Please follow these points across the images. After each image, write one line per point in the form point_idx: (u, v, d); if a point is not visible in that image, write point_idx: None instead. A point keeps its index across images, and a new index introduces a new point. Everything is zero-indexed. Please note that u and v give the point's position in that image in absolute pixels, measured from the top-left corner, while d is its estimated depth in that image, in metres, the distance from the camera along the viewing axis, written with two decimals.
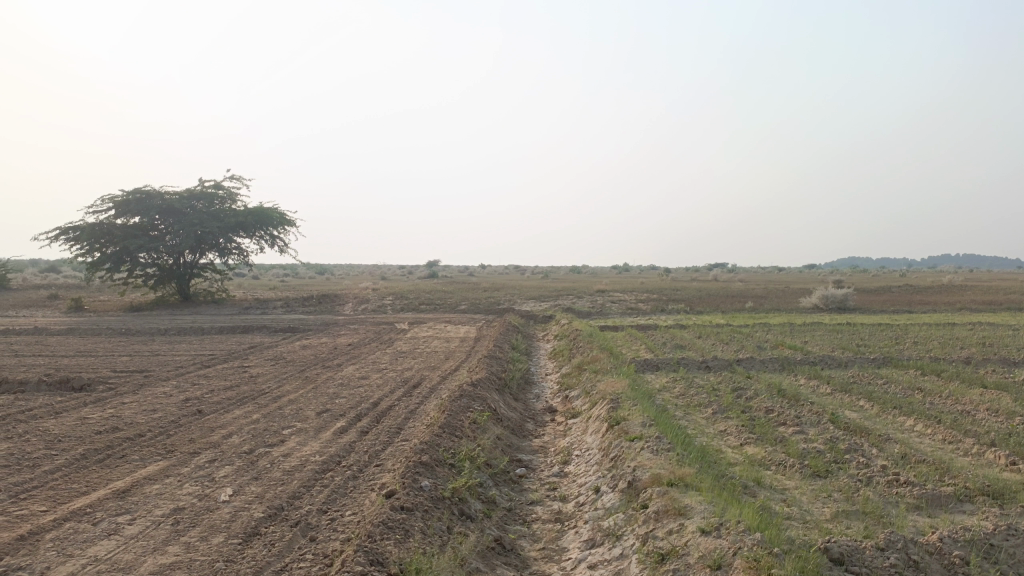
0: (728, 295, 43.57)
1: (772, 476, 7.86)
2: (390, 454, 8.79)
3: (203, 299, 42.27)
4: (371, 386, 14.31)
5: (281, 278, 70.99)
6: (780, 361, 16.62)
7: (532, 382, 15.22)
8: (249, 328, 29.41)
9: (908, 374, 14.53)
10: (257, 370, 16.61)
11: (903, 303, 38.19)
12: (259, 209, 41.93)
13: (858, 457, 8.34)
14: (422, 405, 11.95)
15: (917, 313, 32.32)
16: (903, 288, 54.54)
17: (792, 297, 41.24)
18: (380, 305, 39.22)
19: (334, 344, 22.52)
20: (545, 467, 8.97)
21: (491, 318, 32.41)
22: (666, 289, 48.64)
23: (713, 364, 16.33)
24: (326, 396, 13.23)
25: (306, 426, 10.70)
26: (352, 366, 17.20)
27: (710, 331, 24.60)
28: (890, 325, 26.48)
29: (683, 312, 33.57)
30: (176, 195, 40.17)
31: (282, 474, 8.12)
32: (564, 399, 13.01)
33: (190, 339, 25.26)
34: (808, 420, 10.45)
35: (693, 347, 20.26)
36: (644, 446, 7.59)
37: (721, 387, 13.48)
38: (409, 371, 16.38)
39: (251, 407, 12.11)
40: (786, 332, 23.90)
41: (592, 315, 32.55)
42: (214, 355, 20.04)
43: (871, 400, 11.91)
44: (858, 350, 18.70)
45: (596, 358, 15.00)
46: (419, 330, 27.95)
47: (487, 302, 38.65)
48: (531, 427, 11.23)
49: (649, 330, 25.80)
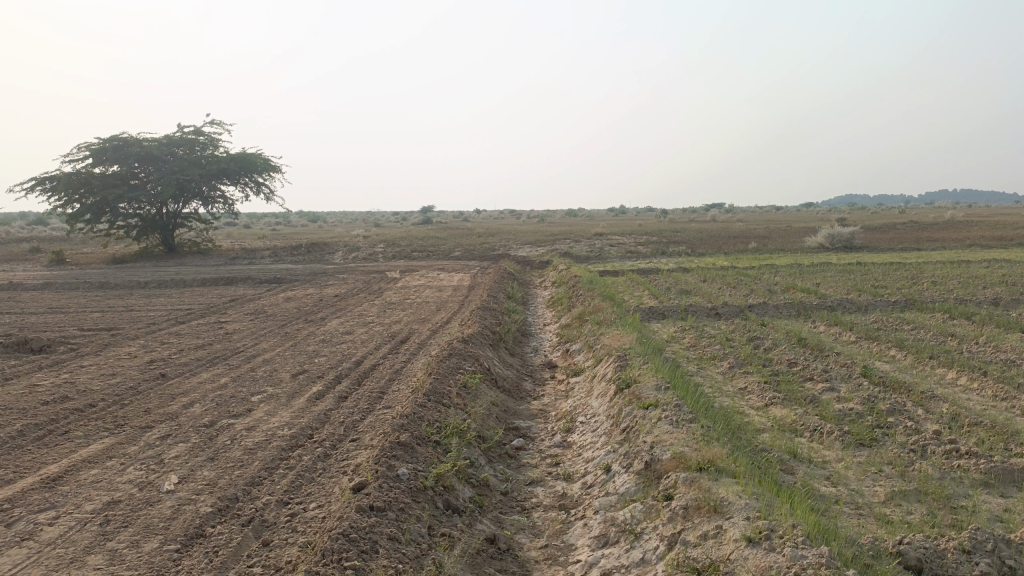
0: (729, 236, 42.39)
1: (808, 448, 6.78)
2: (369, 425, 7.69)
3: (189, 249, 40.93)
4: (355, 343, 13.19)
5: (271, 227, 69.40)
6: (795, 306, 15.49)
7: (530, 335, 14.10)
8: (233, 279, 28.18)
9: (936, 318, 13.44)
10: (234, 326, 15.47)
11: (909, 241, 37.02)
12: (242, 155, 40.27)
13: (904, 422, 7.27)
14: (409, 365, 10.83)
15: (925, 251, 31.23)
16: (907, 224, 53.26)
17: (796, 237, 40.00)
18: (371, 253, 37.92)
19: (321, 296, 21.35)
20: (545, 438, 7.88)
21: (485, 264, 31.24)
22: (665, 231, 47.34)
23: (723, 311, 15.22)
24: (304, 355, 12.11)
25: (277, 391, 9.59)
26: (336, 320, 16.07)
27: (715, 275, 23.44)
28: (901, 264, 25.36)
29: (684, 255, 32.37)
30: (155, 142, 38.47)
31: (241, 453, 7.01)
32: (565, 355, 11.90)
33: (169, 292, 24.05)
34: (837, 375, 9.37)
35: (699, 292, 19.11)
36: (661, 416, 6.47)
37: (735, 337, 12.38)
38: (397, 324, 15.24)
39: (220, 370, 10.98)
40: (795, 274, 22.77)
41: (590, 260, 31.41)
42: (191, 310, 18.86)
43: (902, 349, 10.83)
44: (875, 292, 17.58)
45: (599, 306, 13.86)
46: (411, 278, 26.81)
47: (481, 248, 37.37)
48: (529, 387, 10.15)
49: (651, 275, 24.64)
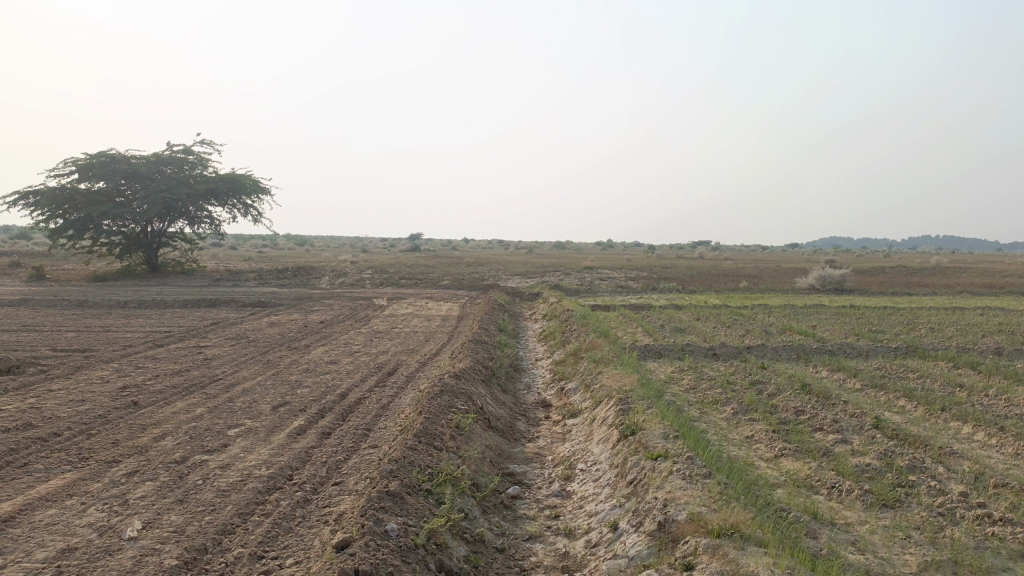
0: (719, 274, 42.22)
1: (828, 508, 6.30)
2: (354, 467, 7.15)
3: (172, 269, 40.20)
4: (340, 373, 12.62)
5: (257, 249, 68.60)
6: (795, 349, 15.08)
7: (522, 370, 13.58)
8: (216, 301, 27.53)
9: (940, 366, 13.08)
10: (214, 351, 14.85)
11: (899, 285, 36.95)
12: (231, 175, 39.81)
13: (927, 481, 6.81)
14: (397, 400, 10.27)
15: (917, 296, 31.09)
16: (895, 268, 53.40)
17: (786, 277, 39.91)
18: (358, 279, 37.37)
19: (306, 322, 20.77)
20: (542, 485, 7.35)
21: (474, 294, 30.78)
22: (654, 266, 47.14)
23: (721, 352, 14.79)
24: (287, 385, 11.54)
25: (255, 424, 9.01)
26: (321, 348, 15.49)
27: (708, 313, 23.08)
28: (895, 308, 25.13)
29: (675, 292, 32.06)
30: (144, 159, 37.97)
31: (214, 495, 6.44)
32: (561, 393, 11.39)
33: (149, 313, 23.36)
34: (849, 427, 8.92)
35: (693, 330, 18.70)
36: (672, 469, 5.99)
37: (736, 380, 11.92)
38: (384, 354, 14.68)
39: (196, 400, 10.38)
40: (790, 315, 22.44)
41: (580, 293, 31.04)
42: (170, 333, 18.19)
43: (911, 399, 10.43)
44: (873, 337, 17.23)
45: (594, 343, 13.40)
46: (398, 306, 26.28)
47: (470, 277, 36.93)
48: (523, 428, 9.64)
49: (643, 311, 24.25)
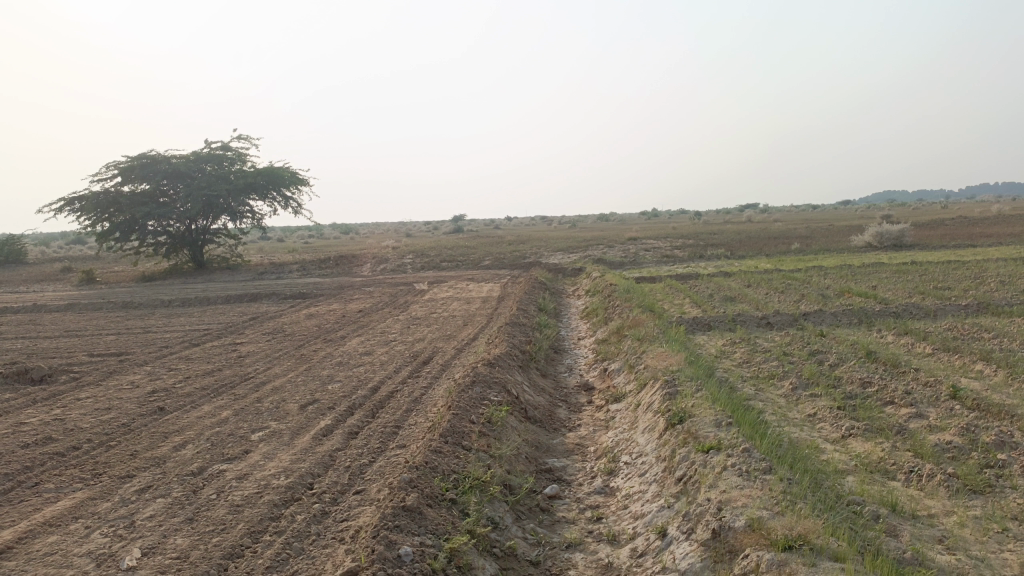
0: (769, 237, 40.74)
1: (907, 497, 5.50)
2: (378, 472, 6.62)
3: (218, 265, 40.48)
4: (373, 365, 12.14)
5: (301, 241, 68.90)
6: (856, 312, 14.07)
7: (563, 352, 12.91)
8: (257, 295, 27.45)
9: (1018, 323, 11.99)
10: (248, 348, 14.54)
11: (962, 237, 35.09)
12: (268, 168, 39.79)
13: (1022, 459, 5.95)
14: (429, 392, 9.72)
15: (982, 247, 29.39)
16: (956, 220, 50.83)
17: (841, 236, 38.21)
18: (399, 264, 37.07)
19: (345, 311, 20.44)
20: (584, 482, 6.70)
21: (516, 273, 30.16)
22: (700, 233, 45.77)
23: (775, 320, 13.86)
24: (317, 381, 11.11)
25: (280, 427, 8.55)
26: (357, 339, 15.06)
27: (759, 279, 22.01)
28: (961, 262, 23.66)
29: (723, 258, 30.90)
30: (182, 158, 38.11)
31: (226, 513, 5.99)
32: (604, 375, 10.70)
33: (191, 311, 23.31)
34: (923, 399, 8.02)
35: (744, 298, 17.73)
36: (726, 465, 5.28)
37: (793, 351, 11.06)
38: (420, 342, 14.17)
39: (223, 402, 10.00)
40: (847, 276, 21.25)
41: (625, 266, 30.17)
42: (208, 331, 17.99)
43: (991, 362, 9.45)
44: (940, 294, 16.05)
45: (638, 318, 12.65)
46: (439, 290, 25.81)
47: (511, 256, 36.29)
48: (563, 415, 8.99)
49: (689, 281, 23.28)
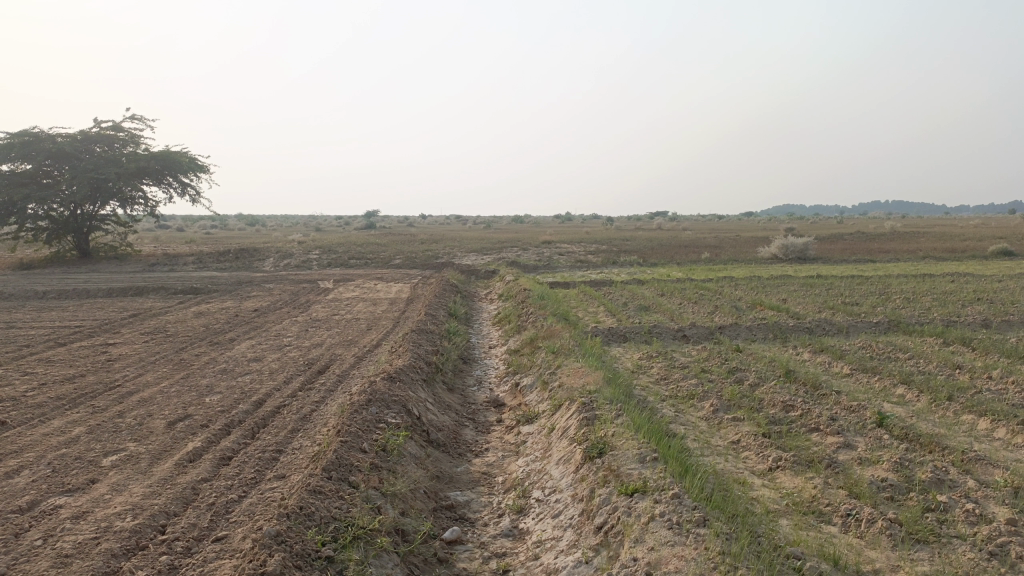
0: (681, 246, 41.11)
1: (848, 547, 4.97)
2: (247, 513, 5.62)
3: (105, 254, 37.59)
4: (262, 374, 10.97)
5: (201, 230, 65.36)
6: (770, 327, 13.83)
7: (472, 363, 12.07)
8: (144, 289, 25.36)
9: (930, 344, 11.96)
10: (121, 350, 13.03)
11: (862, 252, 36.34)
12: (165, 153, 37.33)
13: (963, 503, 5.54)
14: (321, 409, 8.69)
15: (881, 263, 30.37)
16: (853, 235, 52.93)
17: (748, 247, 38.87)
18: (305, 260, 35.36)
19: (239, 310, 18.95)
20: (490, 522, 5.88)
21: (427, 273, 29.16)
22: (613, 240, 45.83)
23: (692, 333, 13.44)
24: (195, 391, 9.87)
25: (139, 450, 7.37)
26: (247, 342, 13.77)
27: (673, 288, 21.79)
28: (863, 277, 24.20)
29: (636, 266, 30.80)
30: (69, 137, 35.22)
31: (49, 565, 4.86)
32: (516, 391, 9.92)
33: (66, 305, 21.19)
34: (849, 426, 7.63)
35: (658, 309, 17.36)
36: (654, 514, 4.58)
37: (712, 368, 10.60)
38: (318, 347, 13.06)
39: (78, 416, 8.66)
40: (757, 288, 21.27)
41: (538, 270, 29.66)
42: (79, 328, 16.18)
43: (911, 386, 9.22)
44: (850, 310, 16.10)
45: (552, 328, 11.96)
46: (344, 289, 24.53)
47: (423, 256, 35.18)
48: (469, 437, 8.16)
49: (603, 288, 22.85)
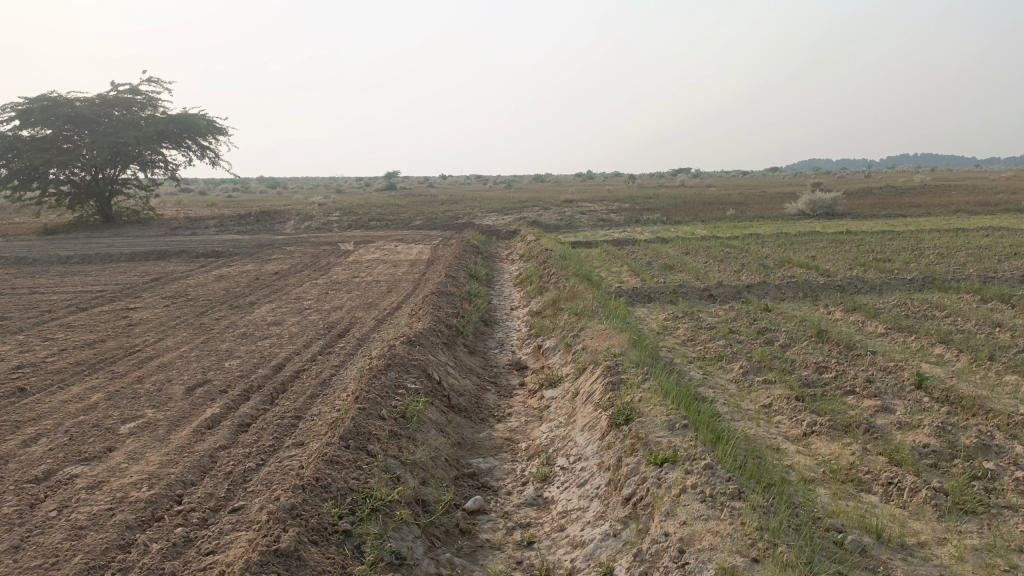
0: (705, 203, 40.38)
1: (891, 518, 4.72)
2: (264, 482, 5.48)
3: (128, 218, 37.70)
4: (281, 338, 10.84)
5: (223, 194, 65.44)
6: (800, 285, 13.44)
7: (494, 325, 11.86)
8: (166, 253, 25.39)
9: (967, 301, 11.54)
10: (142, 315, 12.99)
11: (892, 207, 35.47)
12: (183, 115, 37.14)
13: (1012, 470, 5.26)
14: (341, 373, 8.55)
15: (912, 218, 29.58)
16: (882, 190, 51.78)
17: (774, 203, 38.14)
18: (325, 222, 35.24)
19: (259, 273, 18.86)
20: (513, 490, 5.69)
21: (448, 234, 28.90)
22: (636, 197, 45.20)
23: (718, 293, 13.10)
24: (214, 356, 9.76)
25: (157, 417, 7.27)
26: (267, 306, 13.66)
27: (698, 247, 21.36)
28: (894, 233, 23.57)
29: (660, 224, 30.30)
30: (88, 101, 35.10)
31: (63, 538, 4.76)
32: (538, 354, 9.70)
33: (89, 270, 21.26)
34: (886, 389, 7.34)
35: (683, 267, 17.00)
36: (685, 485, 4.36)
37: (740, 328, 10.30)
38: (338, 310, 12.91)
39: (97, 382, 8.58)
40: (785, 245, 20.79)
41: (560, 229, 29.27)
42: (101, 293, 16.18)
43: (949, 345, 8.86)
44: (882, 267, 15.63)
45: (575, 288, 11.69)
46: (365, 251, 24.38)
47: (443, 216, 34.90)
48: (491, 401, 7.97)
49: (626, 247, 22.47)
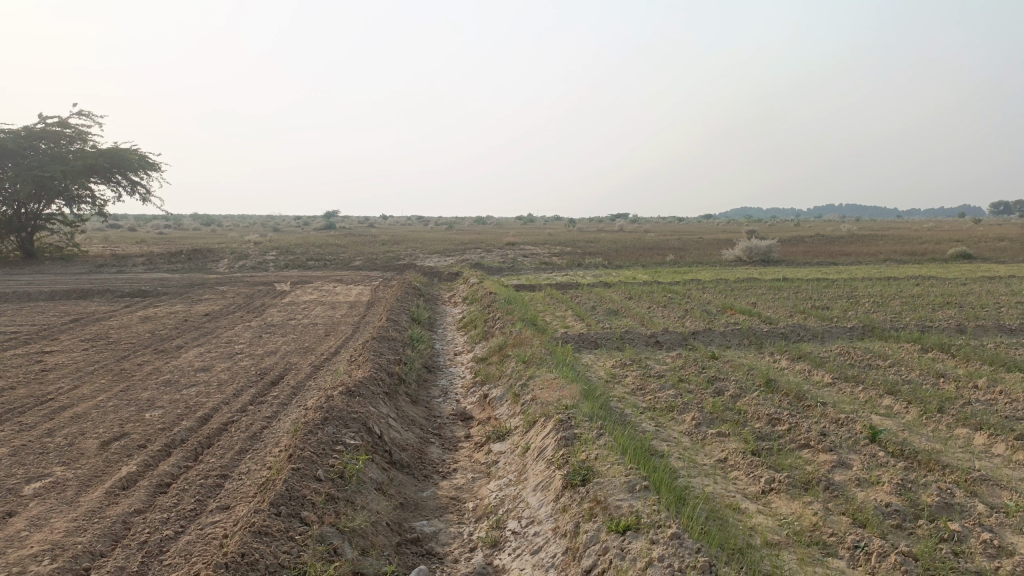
0: (645, 248, 40.88)
1: None
2: (181, 555, 4.91)
3: (50, 255, 35.95)
4: (211, 385, 10.18)
5: (154, 230, 63.30)
6: (744, 332, 13.43)
7: (437, 372, 11.42)
8: (90, 291, 24.13)
9: (907, 350, 11.68)
10: (58, 359, 12.09)
11: (824, 255, 36.54)
12: (114, 149, 35.87)
13: (978, 533, 5.12)
14: (273, 426, 7.98)
15: (843, 266, 30.46)
16: (813, 238, 53.45)
17: (712, 249, 38.88)
18: (261, 261, 34.27)
19: (189, 315, 17.99)
20: (460, 557, 5.24)
21: (388, 275, 28.37)
22: (577, 241, 45.50)
23: (665, 339, 12.96)
24: (135, 406, 9.04)
25: (66, 475, 6.57)
26: (196, 350, 12.92)
27: (641, 292, 21.39)
28: (828, 280, 24.13)
29: (601, 268, 30.41)
30: (11, 133, 33.58)
31: None
32: (484, 403, 9.30)
33: (3, 309, 19.96)
34: (841, 442, 7.20)
35: (628, 313, 16.90)
36: (652, 557, 4.02)
37: (689, 377, 10.12)
38: (272, 355, 12.28)
39: (1, 435, 7.78)
40: (726, 291, 20.99)
41: (502, 272, 29.10)
42: (14, 335, 15.10)
43: (897, 396, 8.85)
44: (822, 315, 15.82)
45: (521, 334, 11.38)
46: (302, 292, 23.66)
47: (384, 257, 34.35)
48: (435, 456, 7.51)
49: (569, 291, 22.35)
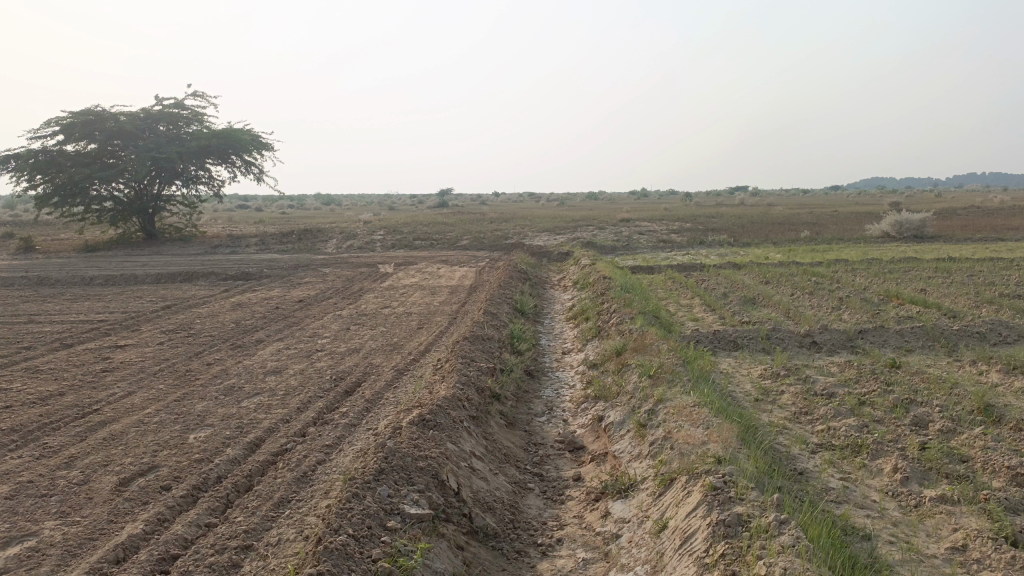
0: (773, 222, 37.35)
1: None
2: None
3: (170, 236, 36.51)
4: (275, 393, 8.65)
5: (275, 210, 64.76)
6: (926, 330, 10.72)
7: (540, 379, 9.45)
8: (195, 274, 23.72)
9: None
10: (125, 357, 10.92)
11: (986, 229, 32.09)
12: (227, 130, 35.71)
13: None
14: (330, 463, 6.25)
15: (1015, 242, 26.24)
16: (968, 209, 47.57)
17: (853, 224, 34.97)
18: (368, 241, 33.47)
19: (283, 301, 16.85)
20: None
21: (496, 255, 26.73)
22: (697, 216, 42.28)
23: (823, 339, 10.45)
24: (183, 423, 7.58)
25: (56, 536, 5.07)
26: (276, 346, 11.53)
27: (779, 274, 18.59)
28: (1005, 260, 20.50)
29: (728, 246, 27.51)
30: (131, 116, 33.93)
31: None
32: (598, 430, 7.26)
33: (106, 293, 19.56)
34: None
35: (768, 301, 14.34)
36: None
37: (870, 396, 7.71)
38: (354, 354, 10.70)
39: (13, 467, 6.44)
40: (883, 274, 17.90)
41: (616, 251, 26.87)
42: (98, 325, 14.22)
43: None
44: (1018, 307, 12.76)
45: (645, 335, 9.21)
46: (403, 274, 22.34)
47: (492, 236, 32.79)
48: (534, 514, 5.56)
49: (693, 274, 19.83)
